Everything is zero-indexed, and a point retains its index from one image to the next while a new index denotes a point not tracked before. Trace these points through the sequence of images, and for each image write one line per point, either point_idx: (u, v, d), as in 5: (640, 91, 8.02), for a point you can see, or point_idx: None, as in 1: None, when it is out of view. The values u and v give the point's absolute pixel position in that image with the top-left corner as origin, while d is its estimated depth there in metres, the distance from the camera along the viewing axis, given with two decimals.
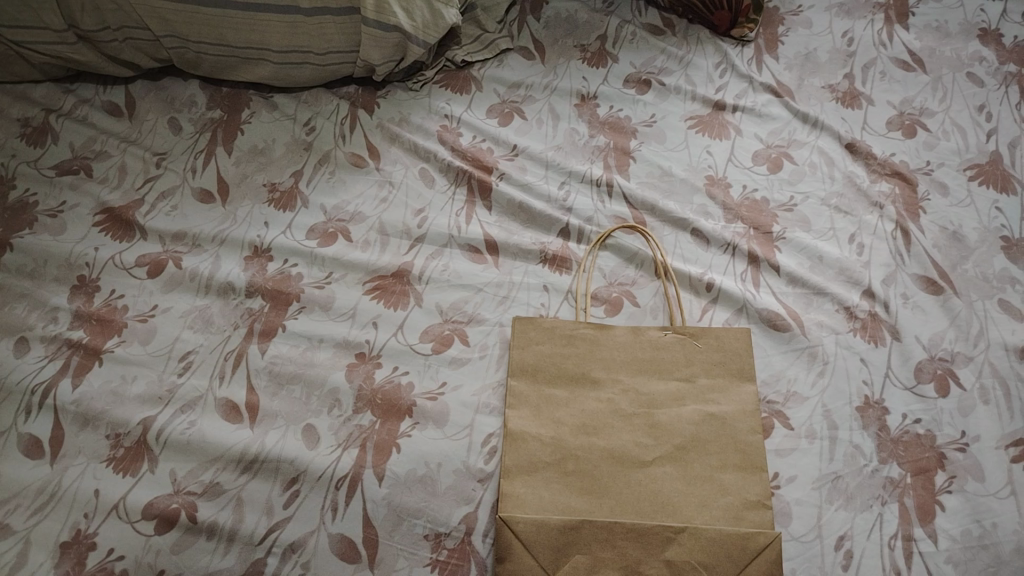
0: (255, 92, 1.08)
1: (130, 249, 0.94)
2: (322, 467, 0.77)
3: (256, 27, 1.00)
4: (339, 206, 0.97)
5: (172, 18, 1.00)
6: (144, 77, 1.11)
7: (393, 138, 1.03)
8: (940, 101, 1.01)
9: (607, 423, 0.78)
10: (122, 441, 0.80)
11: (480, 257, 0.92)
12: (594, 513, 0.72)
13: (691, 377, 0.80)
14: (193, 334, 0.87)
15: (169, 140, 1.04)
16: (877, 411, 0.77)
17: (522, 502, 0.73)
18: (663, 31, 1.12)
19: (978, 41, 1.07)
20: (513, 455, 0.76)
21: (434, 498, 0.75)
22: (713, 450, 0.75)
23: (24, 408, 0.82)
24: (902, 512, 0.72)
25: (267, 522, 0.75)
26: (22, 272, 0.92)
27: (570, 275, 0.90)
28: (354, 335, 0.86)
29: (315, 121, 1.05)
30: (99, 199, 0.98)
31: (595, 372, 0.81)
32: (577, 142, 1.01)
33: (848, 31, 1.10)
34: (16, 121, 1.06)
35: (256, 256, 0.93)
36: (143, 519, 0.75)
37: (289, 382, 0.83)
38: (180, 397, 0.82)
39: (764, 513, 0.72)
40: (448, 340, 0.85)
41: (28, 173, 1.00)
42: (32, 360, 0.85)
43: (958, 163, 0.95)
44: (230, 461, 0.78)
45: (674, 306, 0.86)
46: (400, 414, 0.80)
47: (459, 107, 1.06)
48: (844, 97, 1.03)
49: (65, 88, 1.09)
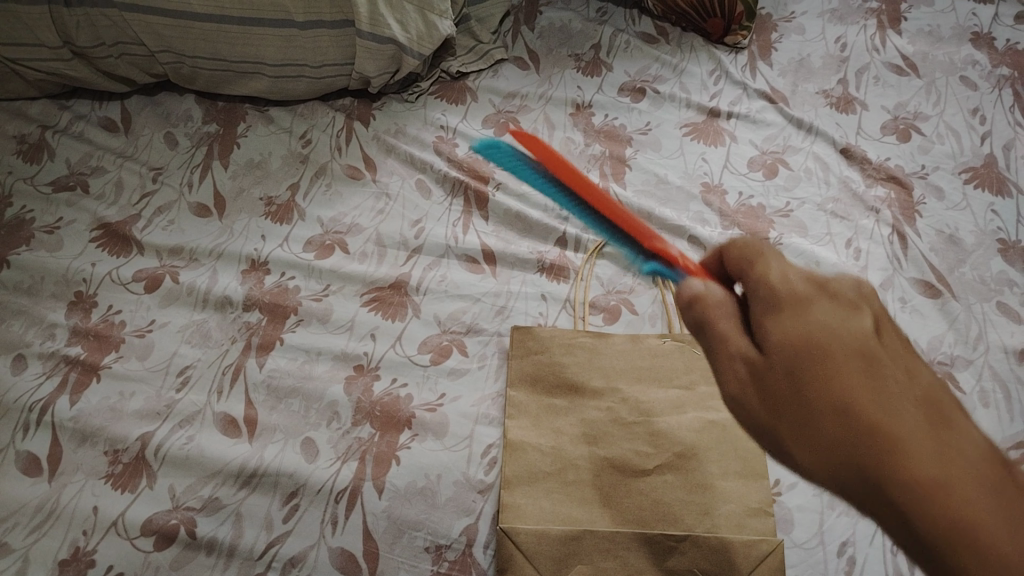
0: (251, 105, 1.09)
1: (127, 264, 0.94)
2: (321, 480, 0.77)
3: (252, 40, 1.00)
4: (336, 218, 0.97)
5: (167, 33, 1.00)
6: (140, 92, 1.11)
7: (390, 149, 1.03)
8: (934, 105, 1.02)
9: (607, 432, 0.77)
10: (120, 457, 0.79)
11: (478, 268, 0.92)
12: (596, 523, 0.72)
13: (691, 385, 0.80)
14: (191, 349, 0.87)
15: (165, 154, 1.04)
16: None
17: (523, 512, 0.73)
18: (657, 39, 1.12)
19: (971, 45, 1.07)
20: (514, 465, 0.76)
21: (434, 510, 0.75)
22: (715, 458, 0.75)
23: (21, 425, 0.82)
24: None
25: (267, 537, 0.74)
26: (20, 289, 0.92)
27: (567, 284, 0.90)
28: (352, 347, 0.86)
29: (311, 134, 1.05)
30: (96, 214, 0.98)
31: (593, 381, 0.81)
32: (573, 151, 1.02)
33: (841, 36, 1.11)
34: (12, 138, 1.06)
35: (253, 269, 0.92)
36: (142, 536, 0.74)
37: (288, 395, 0.83)
38: (178, 412, 0.82)
39: (766, 520, 0.71)
40: (446, 351, 0.85)
41: (24, 190, 1.00)
42: (30, 377, 0.85)
43: (953, 166, 0.95)
44: (229, 476, 0.78)
45: (672, 313, 0.87)
46: (399, 425, 0.80)
47: (455, 118, 1.06)
48: (838, 102, 1.03)
49: (61, 105, 1.10)
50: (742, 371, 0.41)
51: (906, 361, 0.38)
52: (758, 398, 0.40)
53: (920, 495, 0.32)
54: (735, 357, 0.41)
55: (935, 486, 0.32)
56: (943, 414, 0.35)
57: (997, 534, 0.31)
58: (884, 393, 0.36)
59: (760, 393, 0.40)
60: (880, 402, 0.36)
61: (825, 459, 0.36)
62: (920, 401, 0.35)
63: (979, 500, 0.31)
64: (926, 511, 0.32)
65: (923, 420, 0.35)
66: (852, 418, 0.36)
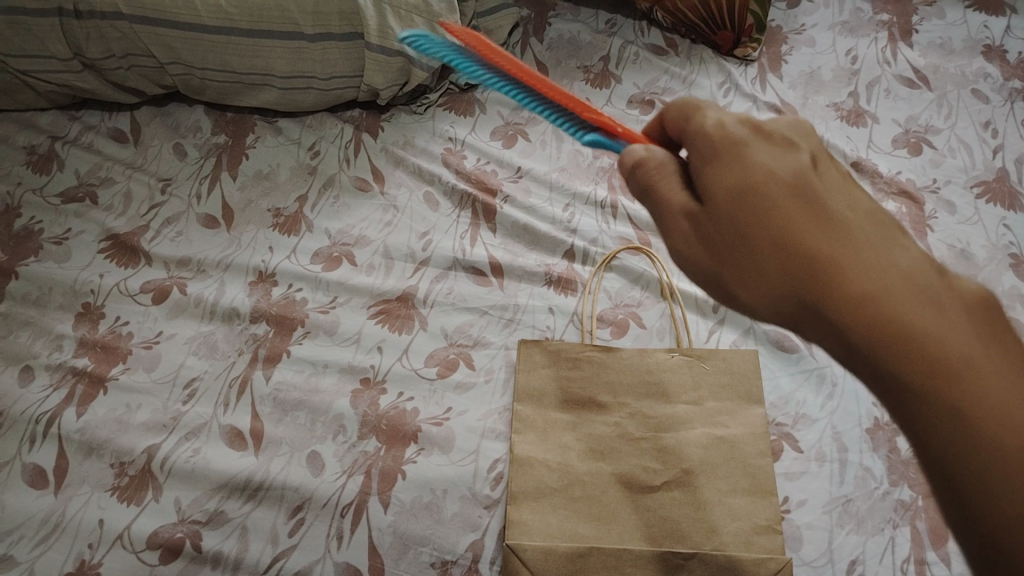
0: (260, 116, 1.09)
1: (135, 275, 0.94)
2: (327, 494, 0.77)
3: (261, 52, 1.01)
4: (343, 229, 0.97)
5: (177, 46, 1.01)
6: (149, 103, 1.11)
7: (398, 161, 1.03)
8: (945, 118, 1.01)
9: (614, 447, 0.77)
10: (126, 470, 0.79)
11: (485, 280, 0.91)
12: (603, 540, 0.71)
13: (699, 400, 0.79)
14: (197, 361, 0.87)
15: (174, 165, 1.05)
16: (888, 432, 0.76)
17: (529, 529, 0.73)
18: (666, 51, 1.12)
19: (983, 57, 1.07)
20: (520, 480, 0.75)
21: (439, 525, 0.74)
22: (723, 474, 0.74)
23: (28, 437, 0.82)
24: (915, 535, 0.70)
25: (272, 551, 0.74)
26: (28, 299, 0.92)
27: (575, 297, 0.89)
28: (358, 360, 0.85)
29: (319, 145, 1.05)
30: (104, 225, 0.98)
31: (601, 396, 0.80)
32: (582, 163, 1.01)
33: (851, 49, 1.10)
34: (22, 148, 1.07)
35: (260, 281, 0.92)
36: (147, 549, 0.74)
37: (294, 408, 0.83)
38: (185, 424, 0.82)
39: (774, 538, 0.70)
40: (453, 364, 0.85)
41: (33, 201, 1.01)
42: (37, 389, 0.85)
43: (964, 180, 0.94)
44: (235, 489, 0.77)
45: (681, 327, 0.86)
46: (405, 439, 0.80)
47: (463, 130, 1.06)
48: (848, 115, 1.03)
49: (71, 115, 1.10)
50: (685, 227, 0.37)
51: (849, 187, 0.36)
52: (707, 254, 0.36)
53: (891, 333, 0.30)
54: (675, 213, 0.37)
55: (905, 317, 0.30)
56: (892, 231, 0.34)
57: (987, 375, 0.29)
58: (842, 232, 0.33)
59: (709, 247, 0.36)
60: (831, 237, 0.33)
61: (773, 303, 0.34)
62: (872, 227, 0.33)
63: (954, 326, 0.30)
64: (895, 346, 0.30)
65: (880, 250, 0.32)
66: (808, 265, 0.33)
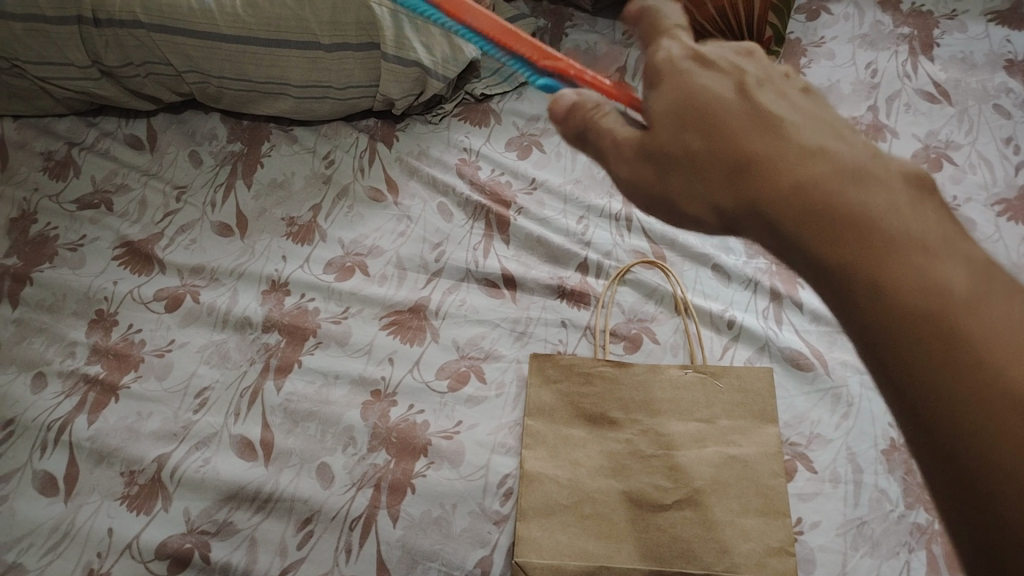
0: (275, 125, 1.09)
1: (149, 283, 0.94)
2: (335, 507, 0.76)
3: (277, 61, 1.01)
4: (357, 239, 0.96)
5: (194, 54, 1.01)
6: (165, 110, 1.12)
7: (412, 171, 1.03)
8: (966, 134, 0.99)
9: (625, 465, 0.76)
10: (136, 478, 0.79)
11: (498, 292, 0.91)
12: (613, 559, 0.71)
13: (711, 418, 0.79)
14: (209, 370, 0.87)
15: (189, 173, 1.05)
16: (904, 454, 0.75)
17: (538, 546, 0.72)
18: None
19: (1005, 72, 1.05)
20: (530, 496, 0.75)
21: (447, 540, 0.74)
22: (736, 494, 0.73)
23: (40, 444, 0.82)
24: (931, 560, 0.69)
25: (280, 563, 0.74)
26: (43, 305, 0.93)
27: (588, 311, 0.89)
28: (369, 371, 0.85)
29: (334, 155, 1.05)
30: (119, 232, 0.99)
31: (612, 412, 0.79)
32: (596, 175, 1.01)
33: (871, 62, 1.09)
34: (39, 154, 1.07)
35: (273, 290, 0.92)
36: (155, 559, 0.74)
37: (304, 419, 0.82)
38: (195, 433, 0.82)
39: (787, 560, 0.69)
40: (464, 377, 0.84)
41: (49, 207, 1.02)
42: (50, 395, 0.86)
43: (985, 197, 0.93)
44: (244, 499, 0.77)
45: (695, 343, 0.85)
46: (415, 452, 0.79)
47: (478, 141, 1.06)
48: (867, 130, 1.02)
49: (88, 122, 1.11)
50: (634, 155, 0.38)
51: (783, 96, 0.37)
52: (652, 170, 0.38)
53: (812, 207, 0.31)
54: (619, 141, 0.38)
55: (826, 193, 0.31)
56: (822, 129, 0.35)
57: (894, 227, 0.29)
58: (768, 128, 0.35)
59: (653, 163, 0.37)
60: (757, 135, 0.35)
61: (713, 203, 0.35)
62: (801, 125, 0.35)
63: (872, 197, 0.30)
64: (819, 221, 0.31)
65: (802, 140, 0.34)
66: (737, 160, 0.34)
